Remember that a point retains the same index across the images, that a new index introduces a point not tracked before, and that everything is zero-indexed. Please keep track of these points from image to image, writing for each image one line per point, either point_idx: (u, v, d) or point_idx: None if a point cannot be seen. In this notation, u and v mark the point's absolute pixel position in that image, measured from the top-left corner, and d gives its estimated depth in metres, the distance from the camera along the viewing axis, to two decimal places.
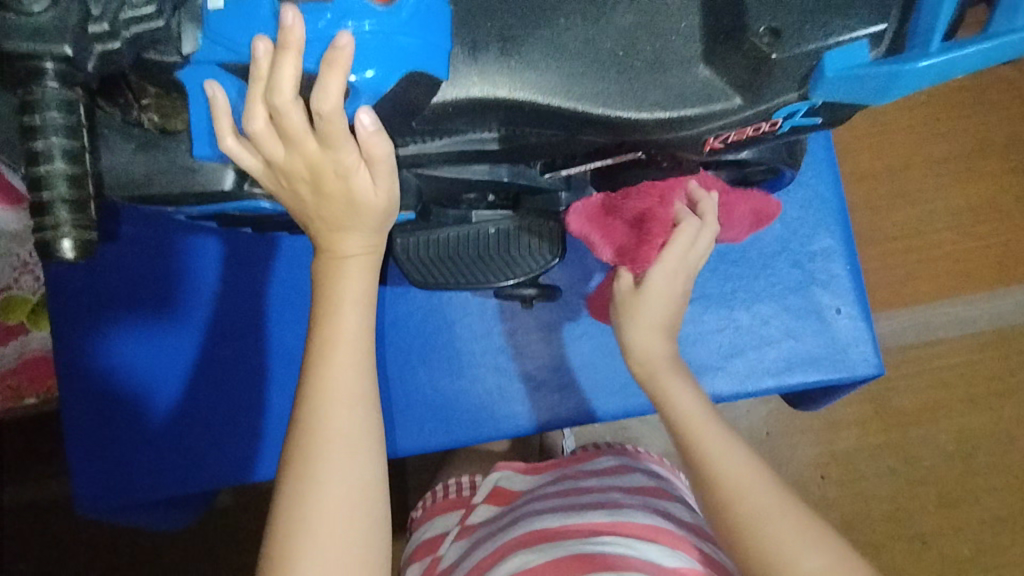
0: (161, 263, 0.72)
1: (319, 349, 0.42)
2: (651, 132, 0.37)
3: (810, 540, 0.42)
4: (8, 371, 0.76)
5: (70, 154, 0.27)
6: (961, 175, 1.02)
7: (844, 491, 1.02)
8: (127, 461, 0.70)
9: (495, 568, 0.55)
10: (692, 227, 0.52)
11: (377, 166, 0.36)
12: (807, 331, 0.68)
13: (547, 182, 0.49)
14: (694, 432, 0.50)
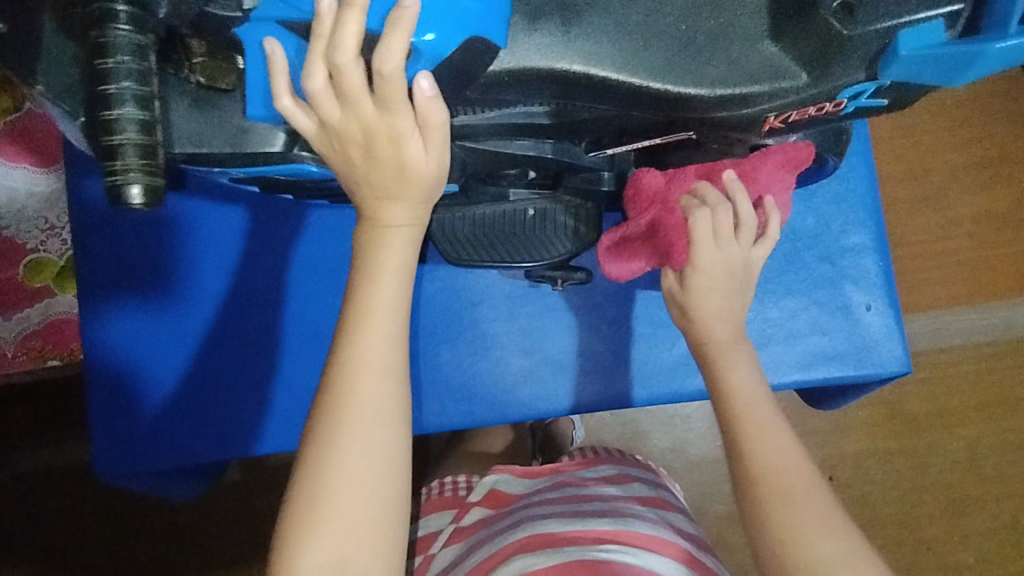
0: (190, 229, 0.72)
1: (353, 320, 0.42)
2: (708, 111, 0.36)
3: (828, 528, 0.42)
4: (31, 331, 0.75)
5: (142, 99, 0.27)
6: (985, 182, 1.00)
7: (851, 493, 1.02)
8: (147, 425, 0.70)
9: (499, 570, 0.55)
10: (704, 217, 0.49)
11: (429, 133, 0.36)
12: (835, 326, 0.68)
13: (590, 161, 0.49)
14: (741, 405, 0.48)
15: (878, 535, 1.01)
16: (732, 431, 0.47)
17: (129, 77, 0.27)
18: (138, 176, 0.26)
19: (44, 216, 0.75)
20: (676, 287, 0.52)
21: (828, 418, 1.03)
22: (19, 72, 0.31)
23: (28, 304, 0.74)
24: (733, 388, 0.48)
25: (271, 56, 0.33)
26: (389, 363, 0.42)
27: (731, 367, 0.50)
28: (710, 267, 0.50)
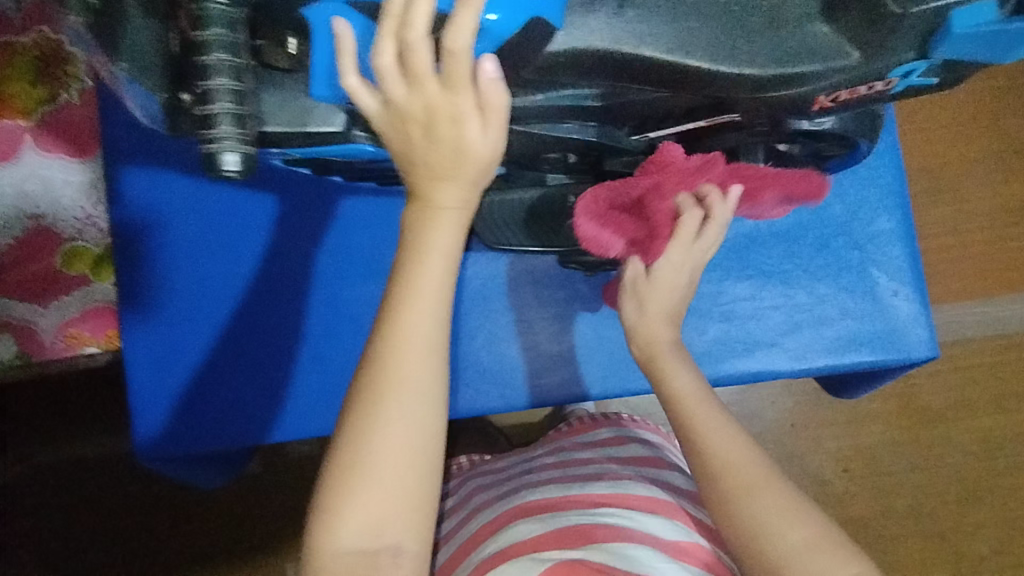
0: (223, 220, 0.73)
1: (401, 294, 0.42)
2: (762, 89, 0.38)
3: (790, 514, 0.45)
4: (72, 319, 0.76)
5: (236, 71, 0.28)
6: (996, 176, 1.01)
7: (865, 485, 1.02)
8: (182, 410, 0.71)
9: (494, 535, 0.56)
10: (695, 220, 0.49)
11: (489, 114, 0.37)
12: (863, 311, 0.69)
13: (632, 144, 0.49)
14: (690, 407, 0.50)
15: (893, 527, 1.01)
16: (688, 433, 0.49)
17: (223, 49, 0.27)
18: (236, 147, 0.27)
19: (82, 205, 0.77)
20: (637, 278, 0.53)
21: (841, 411, 1.03)
22: (98, 48, 0.31)
23: (66, 292, 0.75)
24: (680, 391, 0.51)
25: (340, 36, 0.34)
26: (428, 338, 0.42)
27: (674, 373, 0.52)
28: (676, 266, 0.52)
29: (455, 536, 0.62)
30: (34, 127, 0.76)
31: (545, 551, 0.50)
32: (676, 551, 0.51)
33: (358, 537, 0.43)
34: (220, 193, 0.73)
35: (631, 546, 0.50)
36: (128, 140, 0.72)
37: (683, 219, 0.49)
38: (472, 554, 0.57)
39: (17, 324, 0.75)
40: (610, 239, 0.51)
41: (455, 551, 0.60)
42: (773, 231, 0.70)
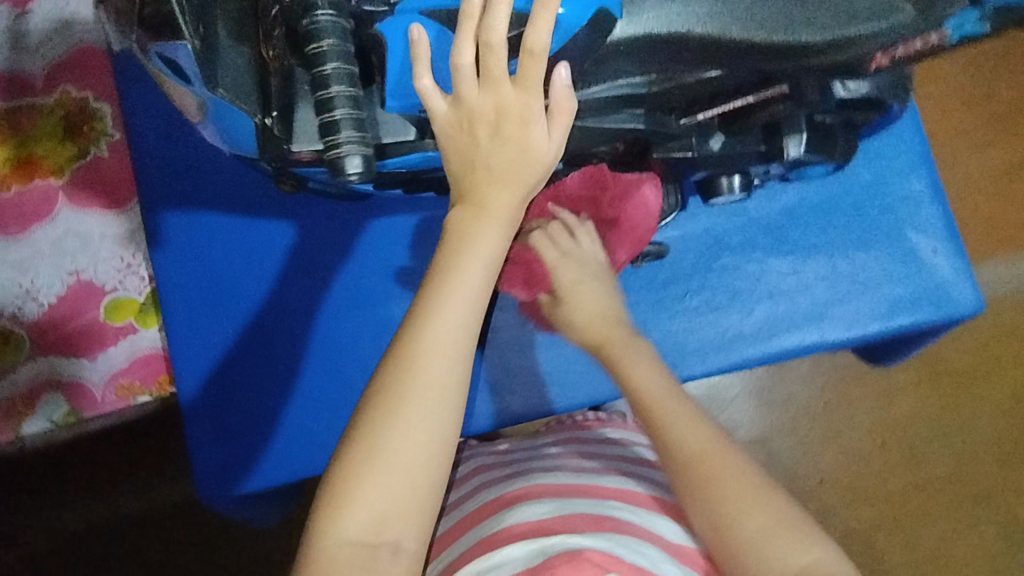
0: (261, 254, 0.72)
1: (436, 286, 0.40)
2: (818, 55, 0.39)
3: (760, 501, 0.45)
4: (123, 368, 0.76)
5: (353, 76, 0.27)
6: (993, 138, 1.01)
7: (905, 456, 1.02)
8: (224, 445, 0.69)
9: (490, 519, 0.53)
10: (541, 239, 0.59)
11: (556, 116, 0.39)
12: (905, 272, 0.70)
13: (680, 128, 0.50)
14: (657, 404, 0.50)
15: (938, 497, 1.01)
16: (652, 422, 0.50)
17: (341, 56, 0.27)
18: (362, 150, 0.27)
19: (121, 255, 0.77)
20: (553, 304, 0.60)
21: (872, 385, 1.03)
22: (197, 74, 0.32)
23: (114, 342, 0.76)
24: (646, 385, 0.52)
25: (417, 43, 0.35)
26: (456, 338, 0.40)
27: (636, 368, 0.53)
28: (574, 278, 0.59)
29: (453, 516, 0.59)
30: (67, 184, 0.77)
31: (552, 535, 0.47)
32: (679, 554, 0.49)
33: (361, 530, 0.39)
34: (253, 227, 0.72)
35: (637, 540, 0.48)
36: (162, 186, 0.72)
37: (535, 245, 0.59)
38: (468, 534, 0.54)
39: (66, 381, 0.75)
40: (513, 290, 0.62)
41: (451, 531, 0.56)
42: (807, 204, 0.71)
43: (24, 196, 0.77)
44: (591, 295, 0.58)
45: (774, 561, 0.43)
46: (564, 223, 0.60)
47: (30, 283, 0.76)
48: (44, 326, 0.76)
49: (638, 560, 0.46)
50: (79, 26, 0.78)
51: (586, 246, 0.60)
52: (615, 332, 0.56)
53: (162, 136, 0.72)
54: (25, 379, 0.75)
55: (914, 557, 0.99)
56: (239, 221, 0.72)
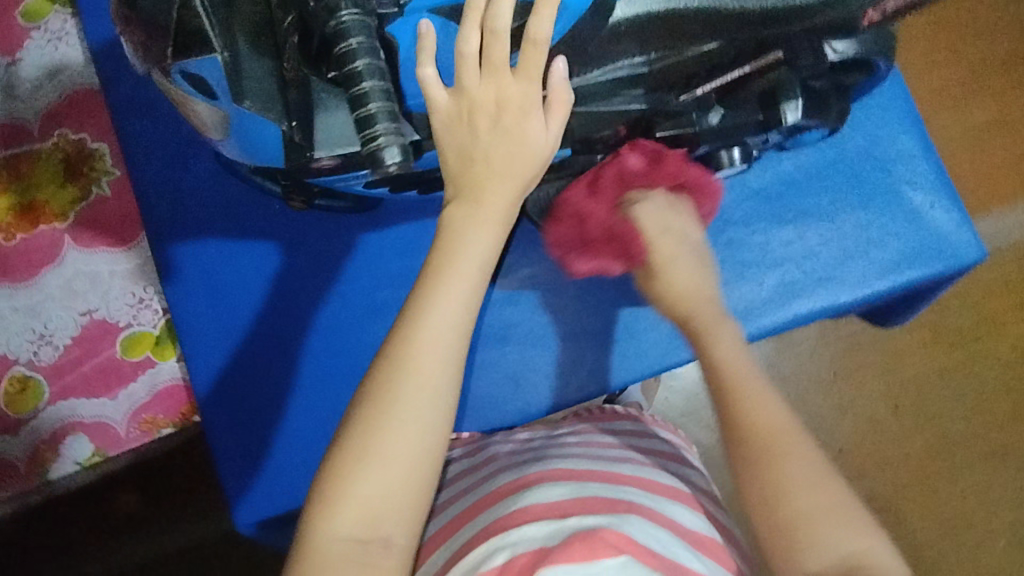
0: (264, 272, 0.72)
1: (438, 275, 0.40)
2: (807, 18, 0.42)
3: (816, 482, 0.44)
4: (145, 402, 0.76)
5: (381, 70, 0.28)
6: (970, 97, 1.03)
7: (919, 417, 1.03)
8: (238, 461, 0.69)
9: (502, 503, 0.52)
10: (639, 208, 0.53)
11: (553, 106, 0.41)
12: (906, 229, 0.71)
13: (680, 105, 0.52)
14: (731, 376, 0.48)
15: (955, 455, 1.02)
16: (725, 398, 0.47)
17: (370, 53, 0.28)
18: (399, 138, 0.28)
19: (132, 291, 0.77)
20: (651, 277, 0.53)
21: (880, 349, 1.04)
22: (224, 88, 0.33)
23: (133, 378, 0.76)
24: (722, 359, 0.49)
25: (425, 37, 0.37)
26: (455, 334, 0.40)
27: (720, 343, 0.50)
28: (672, 253, 0.52)
29: (458, 501, 0.58)
30: (72, 227, 0.77)
31: (570, 517, 0.47)
32: (694, 541, 0.50)
33: (355, 523, 0.39)
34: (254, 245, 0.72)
35: (653, 524, 0.48)
36: (168, 217, 0.72)
37: (636, 216, 0.52)
38: (477, 516, 0.53)
39: (88, 422, 0.75)
40: (609, 265, 0.57)
41: (456, 516, 0.55)
42: (804, 170, 0.73)
43: (30, 242, 0.77)
44: (686, 270, 0.52)
45: (824, 541, 0.42)
46: (656, 196, 0.53)
47: (43, 328, 0.76)
48: (60, 370, 0.76)
49: (656, 545, 0.46)
50: (72, 70, 0.79)
51: (679, 218, 0.54)
52: (704, 309, 0.51)
53: (164, 169, 0.72)
54: (45, 424, 0.75)
55: (938, 518, 1.00)
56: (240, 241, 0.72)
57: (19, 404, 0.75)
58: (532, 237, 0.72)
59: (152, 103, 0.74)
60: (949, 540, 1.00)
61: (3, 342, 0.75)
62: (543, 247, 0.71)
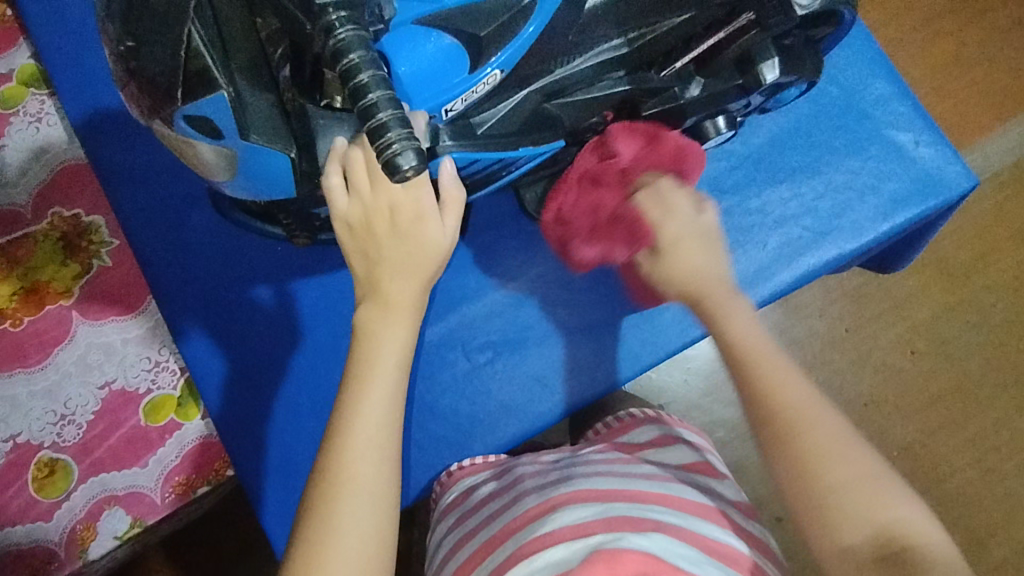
0: (264, 311, 0.72)
1: (364, 347, 0.47)
2: None
3: (847, 451, 0.45)
4: (174, 466, 0.75)
5: (387, 79, 0.29)
6: (929, 38, 1.05)
7: (935, 358, 1.03)
8: (273, 503, 0.69)
9: (526, 532, 0.55)
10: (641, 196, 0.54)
11: (448, 207, 0.46)
12: (895, 170, 0.72)
13: (661, 81, 0.53)
14: (751, 352, 0.50)
15: (976, 391, 1.02)
16: (748, 374, 0.49)
17: (372, 64, 0.29)
18: (412, 144, 0.28)
19: (148, 355, 0.77)
20: (654, 260, 0.54)
21: (886, 296, 1.05)
22: (231, 127, 0.34)
23: (160, 443, 0.75)
24: (737, 333, 0.51)
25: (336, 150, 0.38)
26: (379, 435, 0.45)
27: (733, 317, 0.51)
28: (682, 233, 0.53)
29: (479, 530, 0.60)
30: (78, 302, 0.77)
31: (592, 537, 0.51)
32: (723, 557, 0.52)
33: None
34: (246, 289, 0.73)
35: (678, 541, 0.50)
36: (174, 276, 0.73)
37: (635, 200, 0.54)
38: (504, 544, 0.56)
39: (123, 494, 0.75)
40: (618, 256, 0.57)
41: (483, 544, 0.57)
42: (784, 127, 0.74)
43: (38, 323, 0.77)
44: (693, 248, 0.53)
45: (857, 512, 0.43)
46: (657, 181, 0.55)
47: (63, 408, 0.76)
48: (86, 447, 0.75)
49: (682, 563, 0.49)
50: (58, 148, 0.80)
51: (683, 203, 0.54)
52: (709, 281, 0.52)
53: (163, 232, 0.73)
54: (78, 504, 0.74)
55: (972, 456, 1.00)
56: (236, 286, 0.73)
57: (50, 489, 0.74)
58: (531, 239, 0.72)
59: (141, 168, 0.75)
60: (986, 475, 1.00)
61: (26, 429, 0.75)
62: (543, 246, 0.72)
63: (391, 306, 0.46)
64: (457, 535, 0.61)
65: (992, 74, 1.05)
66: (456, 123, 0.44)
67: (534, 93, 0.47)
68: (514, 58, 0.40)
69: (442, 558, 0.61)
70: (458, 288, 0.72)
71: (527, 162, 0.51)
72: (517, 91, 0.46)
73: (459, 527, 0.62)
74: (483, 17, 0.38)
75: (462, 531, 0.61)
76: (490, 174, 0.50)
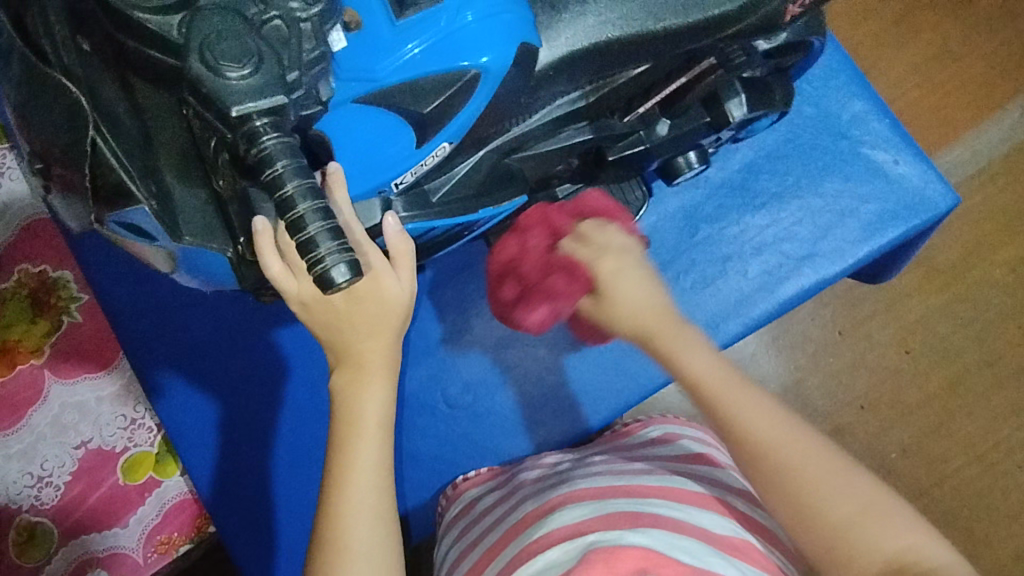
0: (234, 364, 0.69)
1: (344, 418, 0.42)
2: (714, 33, 0.44)
3: (839, 484, 0.42)
4: (158, 522, 0.74)
5: (315, 190, 0.28)
6: (912, 33, 1.02)
7: (930, 358, 1.01)
8: (258, 561, 0.67)
9: (528, 535, 0.49)
10: (570, 242, 0.50)
11: (400, 260, 0.41)
12: (876, 190, 0.71)
13: (626, 125, 0.52)
14: (715, 388, 0.44)
15: (972, 389, 1.01)
16: (716, 412, 0.44)
17: (299, 175, 0.28)
18: (345, 260, 0.27)
19: (123, 413, 0.75)
20: (589, 304, 0.48)
21: (878, 299, 1.02)
22: (160, 231, 0.33)
23: (139, 504, 0.74)
24: (698, 376, 0.45)
25: (261, 233, 0.34)
26: (377, 502, 0.42)
27: (689, 356, 0.45)
28: (615, 270, 0.48)
29: (481, 540, 0.54)
30: (49, 361, 0.75)
31: (590, 534, 0.45)
32: (727, 547, 0.46)
33: None
34: (216, 344, 0.69)
35: (676, 533, 0.45)
36: (138, 332, 0.69)
37: (568, 246, 0.50)
38: (503, 551, 0.50)
39: (104, 555, 0.74)
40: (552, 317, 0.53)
41: (482, 554, 0.52)
42: (761, 150, 0.73)
43: (8, 384, 0.75)
44: (635, 284, 0.47)
45: (873, 545, 0.40)
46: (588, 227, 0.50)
47: (40, 469, 0.74)
48: (66, 508, 0.74)
49: (685, 557, 0.43)
50: (18, 203, 0.77)
51: (611, 236, 0.49)
52: (657, 320, 0.46)
53: (127, 280, 0.69)
54: (62, 567, 0.73)
55: (969, 453, 0.99)
56: (205, 342, 0.69)
57: (32, 552, 0.73)
58: None
59: None
60: (986, 472, 0.99)
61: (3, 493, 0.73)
62: None
63: (355, 379, 0.42)
64: (460, 546, 0.56)
65: (970, 69, 1.02)
66: (410, 192, 0.43)
67: (492, 152, 0.46)
68: (461, 129, 0.39)
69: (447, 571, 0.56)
70: (434, 332, 0.70)
71: (490, 221, 0.50)
72: (475, 151, 0.45)
73: (461, 539, 0.57)
74: (425, 92, 0.36)
75: (463, 545, 0.56)
76: (454, 236, 0.50)
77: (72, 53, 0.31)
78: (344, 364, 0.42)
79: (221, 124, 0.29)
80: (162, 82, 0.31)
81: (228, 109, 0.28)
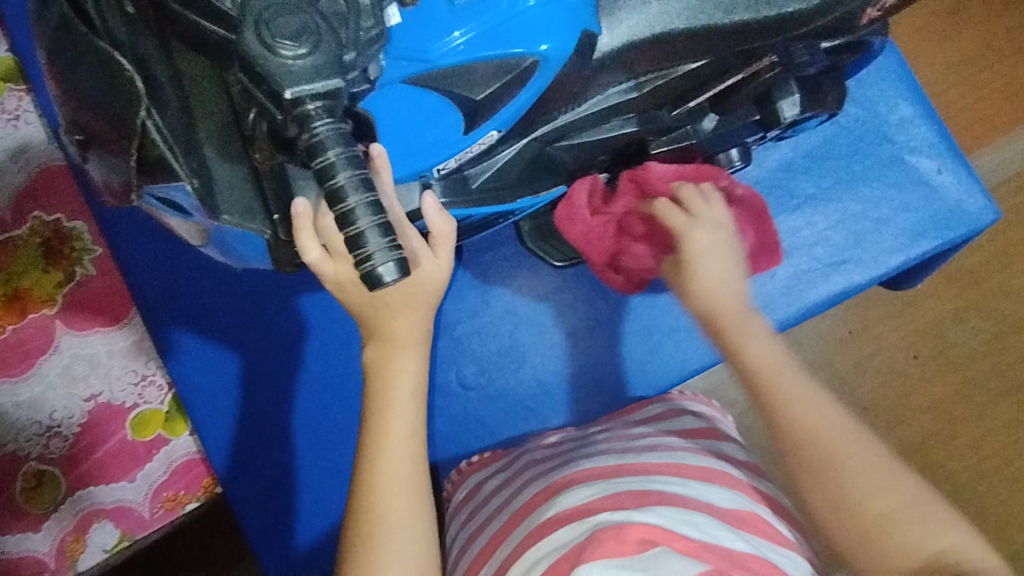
0: (248, 326, 0.68)
1: (377, 393, 0.42)
2: (781, 32, 0.41)
3: (889, 480, 0.41)
4: (165, 479, 0.75)
5: (367, 182, 0.26)
6: (969, 21, 0.94)
7: (939, 364, 0.96)
8: (268, 518, 0.67)
9: (540, 511, 0.49)
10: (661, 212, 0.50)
11: (440, 242, 0.40)
12: (916, 199, 0.69)
13: (673, 119, 0.50)
14: (769, 378, 0.44)
15: (975, 398, 0.95)
16: (764, 401, 0.43)
17: (353, 165, 0.26)
18: (392, 260, 0.26)
19: (134, 368, 0.75)
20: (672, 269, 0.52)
21: (895, 302, 0.96)
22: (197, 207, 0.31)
23: (149, 459, 0.75)
24: (759, 363, 0.44)
25: (302, 216, 0.33)
26: (412, 474, 0.41)
27: (749, 343, 0.45)
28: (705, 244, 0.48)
29: (487, 524, 0.53)
30: (62, 311, 0.75)
31: (600, 513, 0.44)
32: (734, 520, 0.46)
33: None
34: (231, 306, 0.68)
35: (687, 511, 0.44)
36: (155, 288, 0.67)
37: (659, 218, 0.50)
38: (519, 526, 0.49)
39: (110, 508, 0.75)
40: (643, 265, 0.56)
41: (491, 538, 0.51)
42: (802, 150, 0.70)
43: (20, 332, 0.74)
44: (721, 266, 0.47)
45: (911, 542, 0.39)
46: (681, 200, 0.50)
47: (49, 419, 0.74)
48: (74, 459, 0.74)
49: (694, 533, 0.42)
50: (37, 147, 0.75)
51: (711, 208, 0.49)
52: (729, 306, 0.46)
53: (143, 235, 0.68)
54: (69, 515, 0.74)
55: (969, 463, 0.94)
56: (220, 303, 0.68)
57: (38, 500, 0.73)
58: (529, 258, 0.69)
59: None
60: (983, 482, 0.94)
61: (11, 440, 0.73)
62: (541, 267, 0.69)
63: (386, 360, 0.41)
64: (467, 532, 0.56)
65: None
66: (450, 178, 0.42)
67: (536, 140, 0.45)
68: (511, 118, 0.37)
69: (458, 550, 0.55)
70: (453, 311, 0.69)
71: (526, 209, 0.50)
72: (519, 139, 0.44)
73: (470, 523, 0.56)
74: (480, 79, 0.34)
75: (473, 526, 0.55)
76: (488, 222, 0.49)
77: (116, 15, 0.30)
78: (373, 339, 0.41)
79: (270, 105, 0.27)
80: (208, 52, 0.29)
81: (281, 90, 0.26)
